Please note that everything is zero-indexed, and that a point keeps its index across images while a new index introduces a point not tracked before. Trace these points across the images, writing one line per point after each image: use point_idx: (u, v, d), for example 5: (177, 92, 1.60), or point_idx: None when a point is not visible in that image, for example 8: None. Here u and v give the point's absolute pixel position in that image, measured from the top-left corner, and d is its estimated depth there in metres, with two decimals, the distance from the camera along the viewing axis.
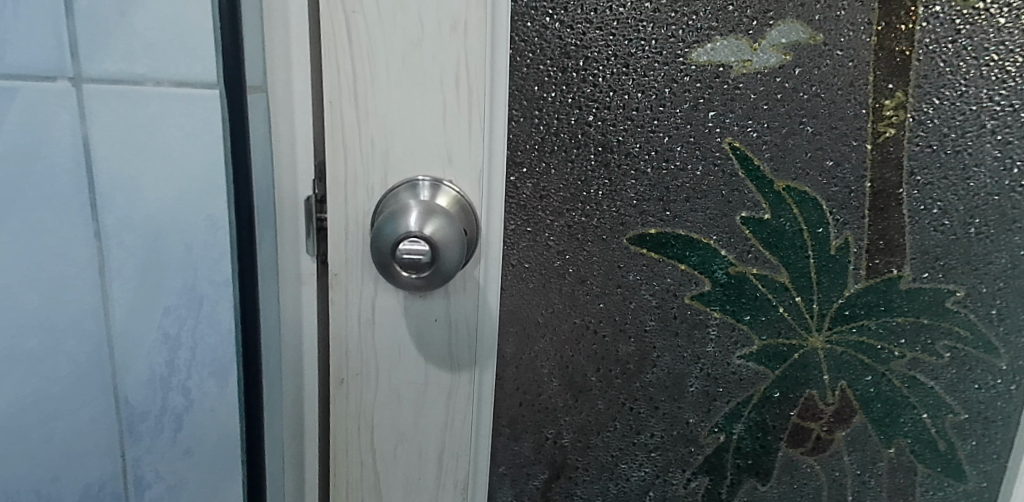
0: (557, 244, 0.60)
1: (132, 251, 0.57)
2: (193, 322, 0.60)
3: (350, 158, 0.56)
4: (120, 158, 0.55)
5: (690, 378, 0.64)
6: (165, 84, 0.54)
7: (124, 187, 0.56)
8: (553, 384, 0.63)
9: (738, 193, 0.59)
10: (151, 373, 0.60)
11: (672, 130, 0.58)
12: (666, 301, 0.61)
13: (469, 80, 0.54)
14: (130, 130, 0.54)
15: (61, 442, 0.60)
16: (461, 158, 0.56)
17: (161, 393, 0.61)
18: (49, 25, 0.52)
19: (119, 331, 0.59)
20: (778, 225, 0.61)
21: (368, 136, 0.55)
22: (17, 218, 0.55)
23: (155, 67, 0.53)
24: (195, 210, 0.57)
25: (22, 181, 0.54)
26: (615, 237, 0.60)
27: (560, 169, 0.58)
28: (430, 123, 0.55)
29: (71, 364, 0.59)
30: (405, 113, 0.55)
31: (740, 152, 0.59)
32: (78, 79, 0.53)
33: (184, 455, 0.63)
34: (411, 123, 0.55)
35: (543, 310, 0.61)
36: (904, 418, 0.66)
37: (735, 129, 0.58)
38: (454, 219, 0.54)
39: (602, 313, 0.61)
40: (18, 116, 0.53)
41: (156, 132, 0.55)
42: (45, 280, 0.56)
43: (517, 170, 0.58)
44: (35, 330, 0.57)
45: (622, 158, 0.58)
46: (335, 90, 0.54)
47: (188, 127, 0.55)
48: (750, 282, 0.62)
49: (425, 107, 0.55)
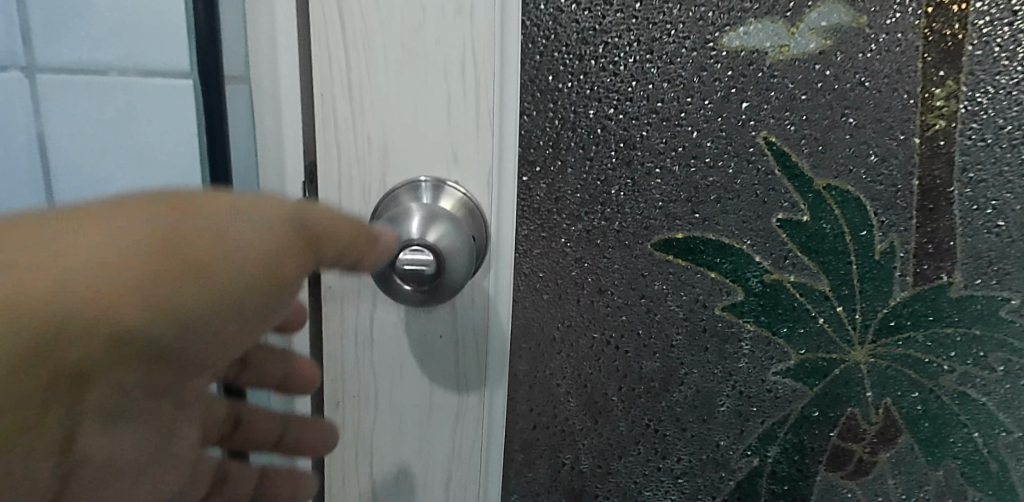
0: (574, 250, 0.54)
1: None
2: None
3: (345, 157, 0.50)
4: (83, 156, 0.51)
5: (721, 397, 0.58)
6: (130, 74, 0.49)
7: (89, 186, 0.52)
8: (571, 405, 0.57)
9: (774, 192, 0.54)
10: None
11: (702, 124, 0.52)
12: (694, 313, 0.56)
13: (477, 69, 0.49)
14: (95, 128, 0.50)
15: None
16: (468, 157, 0.51)
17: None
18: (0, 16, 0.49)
19: None
20: (818, 228, 0.55)
21: (364, 134, 0.50)
22: None
23: (117, 57, 0.49)
24: None
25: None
26: (638, 241, 0.54)
27: (578, 168, 0.52)
28: (433, 118, 0.50)
29: None
30: (405, 107, 0.49)
31: (776, 147, 0.53)
32: (34, 69, 0.50)
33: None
34: (411, 118, 0.49)
35: (560, 323, 0.56)
36: (954, 439, 0.60)
37: (771, 122, 0.52)
38: (460, 223, 0.49)
39: (624, 326, 0.56)
40: None
41: (122, 131, 0.50)
42: None
43: (531, 170, 0.53)
44: None
45: (646, 155, 0.52)
46: (326, 82, 0.49)
47: (160, 120, 0.50)
48: (787, 291, 0.56)
49: (428, 100, 0.49)
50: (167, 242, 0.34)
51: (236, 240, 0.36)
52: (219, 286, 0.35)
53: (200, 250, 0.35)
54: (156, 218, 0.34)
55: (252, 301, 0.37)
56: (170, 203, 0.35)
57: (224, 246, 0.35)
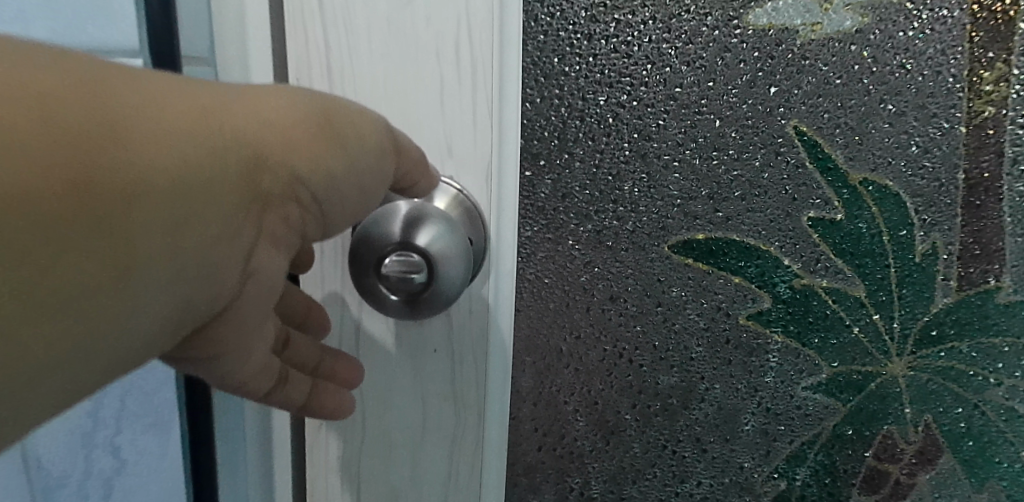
0: (582, 253, 0.48)
1: None
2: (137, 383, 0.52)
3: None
4: None
5: (746, 415, 0.52)
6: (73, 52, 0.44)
7: None
8: (580, 424, 0.52)
9: (805, 188, 0.48)
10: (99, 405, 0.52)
11: (725, 111, 0.46)
12: (716, 323, 0.50)
13: (474, 50, 0.42)
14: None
15: None
16: (462, 151, 0.44)
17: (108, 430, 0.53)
18: None
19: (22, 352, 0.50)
20: (854, 228, 0.50)
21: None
22: None
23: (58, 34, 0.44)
24: None
25: None
26: (653, 243, 0.48)
27: (586, 161, 0.47)
28: (423, 105, 0.43)
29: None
30: (390, 94, 0.43)
31: (807, 138, 0.48)
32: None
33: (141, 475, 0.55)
34: (397, 105, 0.43)
35: (568, 335, 0.50)
36: (1000, 459, 0.54)
37: (802, 109, 0.47)
38: (456, 224, 0.42)
39: (638, 338, 0.50)
40: None
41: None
42: None
43: (540, 164, 0.47)
44: None
45: (662, 147, 0.47)
46: (302, 65, 0.43)
47: None
48: (819, 298, 0.51)
49: (418, 83, 0.43)
50: (317, 123, 0.33)
51: (363, 130, 0.35)
52: (351, 170, 0.34)
53: (344, 123, 0.34)
54: (309, 102, 0.33)
55: (370, 183, 0.36)
56: (314, 97, 0.34)
57: (357, 128, 0.35)
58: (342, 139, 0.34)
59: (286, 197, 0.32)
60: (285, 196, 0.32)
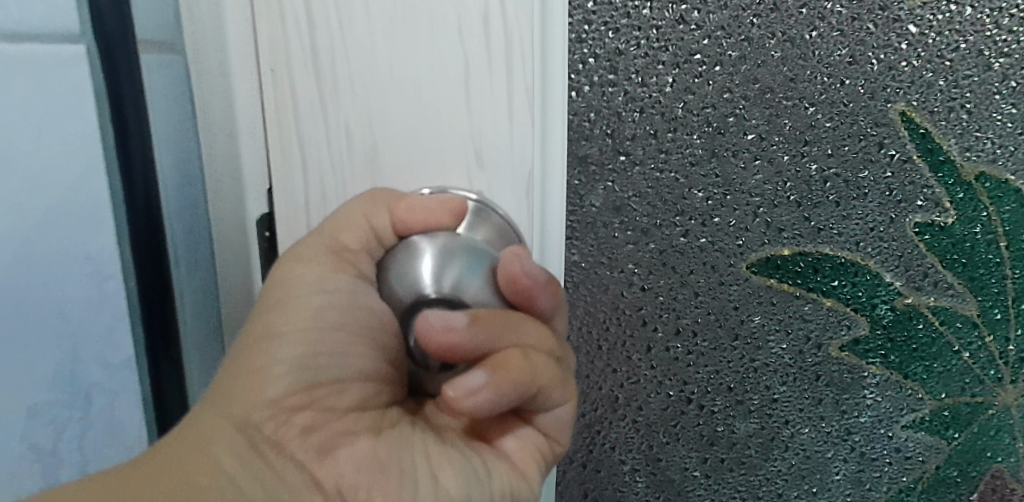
0: (640, 279, 0.39)
1: None
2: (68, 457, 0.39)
3: (304, 167, 0.34)
4: None
5: (837, 463, 0.44)
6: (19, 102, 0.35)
7: None
8: (639, 487, 0.43)
9: (911, 187, 0.39)
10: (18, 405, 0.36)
11: (818, 95, 0.37)
12: (802, 356, 0.41)
13: (515, 25, 0.31)
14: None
15: None
16: (495, 162, 0.33)
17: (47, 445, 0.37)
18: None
19: None
20: (967, 234, 0.40)
21: (340, 130, 0.33)
22: None
23: None
24: None
25: None
26: (727, 263, 0.39)
27: (647, 164, 0.37)
28: (443, 104, 0.32)
29: None
30: (399, 88, 0.32)
31: (914, 124, 0.38)
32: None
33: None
34: (409, 103, 0.32)
35: (624, 380, 0.40)
36: None
37: (910, 87, 0.37)
38: (449, 240, 0.31)
39: (710, 379, 0.40)
40: None
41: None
42: None
43: (593, 171, 0.37)
44: None
45: (742, 142, 0.37)
46: (280, 47, 0.32)
47: None
48: (924, 321, 0.42)
49: (434, 69, 0.32)
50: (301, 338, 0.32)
51: (322, 280, 0.32)
52: (313, 303, 0.32)
53: (307, 309, 0.32)
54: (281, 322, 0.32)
55: (361, 323, 0.33)
56: (283, 307, 0.32)
57: (292, 271, 0.33)
58: (282, 312, 0.32)
59: (296, 389, 0.32)
60: (295, 386, 0.32)
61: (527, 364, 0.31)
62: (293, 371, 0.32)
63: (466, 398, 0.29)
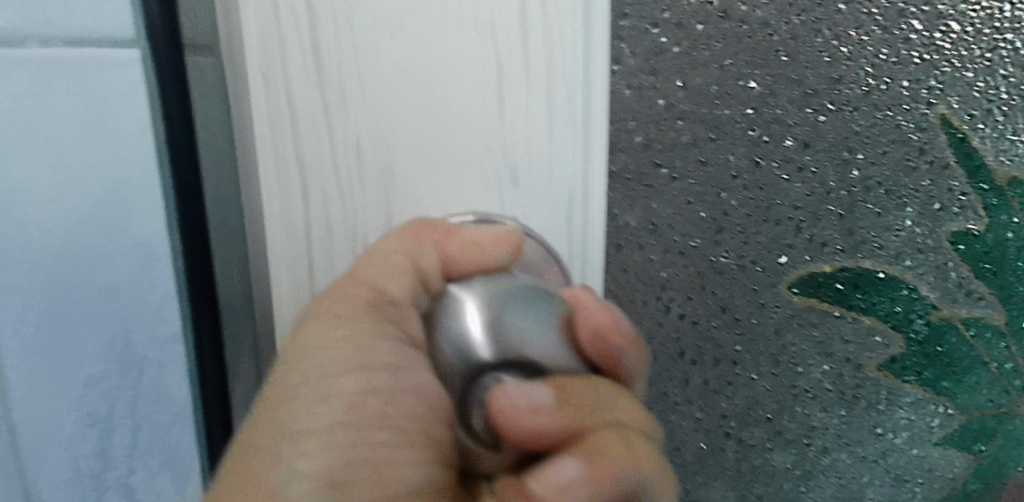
0: (678, 306, 0.35)
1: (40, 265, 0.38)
2: (131, 398, 0.40)
3: (312, 190, 0.32)
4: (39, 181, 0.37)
5: (870, 486, 0.41)
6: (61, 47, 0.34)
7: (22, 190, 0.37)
8: None
9: (948, 193, 0.37)
10: (74, 387, 0.40)
11: (860, 97, 0.34)
12: (843, 380, 0.38)
13: (545, 23, 0.29)
14: (20, 115, 0.35)
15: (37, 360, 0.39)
16: (529, 178, 0.32)
17: (100, 424, 0.40)
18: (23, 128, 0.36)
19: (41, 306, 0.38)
20: (1001, 240, 0.38)
21: (353, 150, 0.31)
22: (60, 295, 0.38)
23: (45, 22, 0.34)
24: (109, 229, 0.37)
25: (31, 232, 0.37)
26: (767, 283, 0.35)
27: (686, 177, 0.33)
28: (468, 117, 0.30)
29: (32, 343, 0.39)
30: (418, 101, 0.30)
31: (953, 127, 0.36)
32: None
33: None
34: (431, 115, 0.30)
35: (659, 416, 0.37)
36: None
37: (950, 87, 0.35)
38: (503, 284, 0.30)
39: (748, 410, 0.37)
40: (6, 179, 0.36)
41: (24, 160, 0.36)
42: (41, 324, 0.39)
43: (631, 187, 0.33)
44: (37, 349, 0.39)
45: (784, 149, 0.34)
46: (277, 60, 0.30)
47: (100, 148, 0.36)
48: (956, 333, 0.39)
49: (453, 73, 0.30)
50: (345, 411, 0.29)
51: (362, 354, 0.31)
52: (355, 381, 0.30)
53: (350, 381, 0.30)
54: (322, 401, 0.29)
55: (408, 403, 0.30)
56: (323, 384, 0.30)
57: (326, 334, 0.31)
58: (319, 383, 0.30)
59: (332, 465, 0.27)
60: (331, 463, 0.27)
61: (630, 450, 0.26)
62: (329, 449, 0.28)
63: (558, 496, 0.24)
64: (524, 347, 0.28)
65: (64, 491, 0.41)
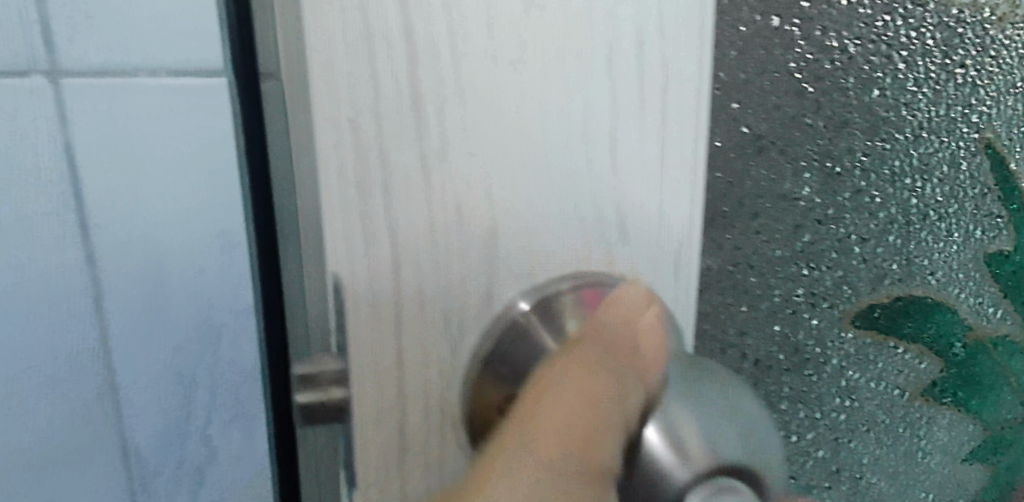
0: (751, 350, 0.32)
1: (132, 273, 0.47)
2: (211, 362, 0.50)
3: (381, 277, 0.22)
4: (128, 186, 0.45)
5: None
6: (159, 74, 0.43)
7: (121, 208, 0.45)
8: None
9: (987, 218, 0.37)
10: (164, 352, 0.50)
11: (919, 124, 0.33)
12: (891, 406, 0.37)
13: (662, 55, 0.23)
14: (102, 130, 0.44)
15: (129, 350, 0.49)
16: (638, 235, 0.25)
17: (187, 380, 0.50)
18: (118, 139, 0.44)
19: (112, 277, 0.47)
20: None
21: (444, 205, 0.22)
22: (146, 287, 0.48)
23: (142, 56, 0.43)
24: (204, 226, 0.47)
25: (124, 225, 0.46)
26: (830, 317, 0.34)
27: (767, 216, 0.30)
28: (579, 162, 0.23)
29: (120, 319, 0.48)
30: (528, 143, 0.22)
31: (994, 154, 0.36)
32: (56, 72, 0.42)
33: (60, 359, 0.48)
34: (536, 157, 0.22)
35: None
36: None
37: (994, 114, 0.35)
38: (693, 418, 0.19)
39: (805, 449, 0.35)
40: (102, 188, 0.45)
41: (128, 187, 0.45)
42: (133, 319, 0.48)
43: (718, 230, 0.30)
44: (129, 339, 0.49)
45: (854, 180, 0.32)
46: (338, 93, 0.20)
47: (196, 164, 0.45)
48: (986, 353, 0.40)
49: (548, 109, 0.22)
50: None
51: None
52: None
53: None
54: None
55: None
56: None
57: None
58: None
59: None
60: None
61: None
62: None
63: None
64: (681, 442, 0.19)
65: (156, 440, 0.52)
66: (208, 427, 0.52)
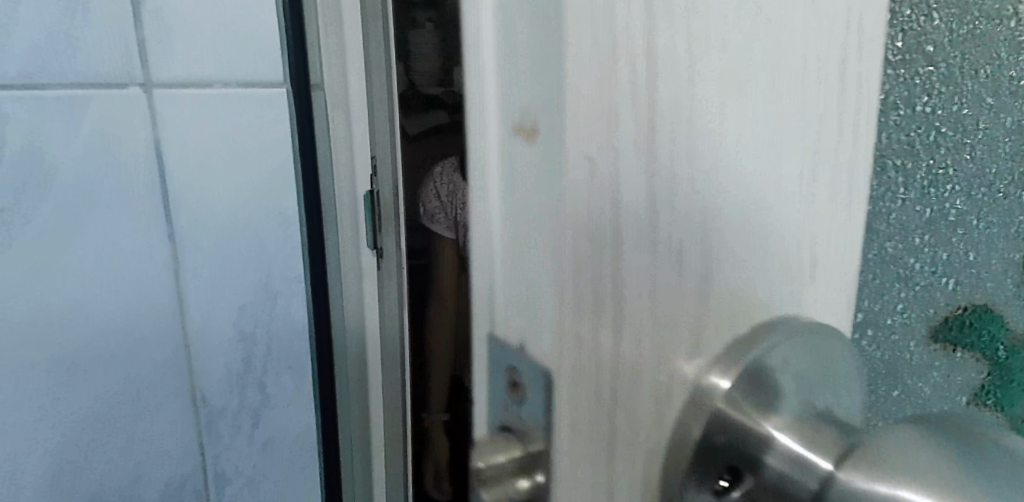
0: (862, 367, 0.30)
1: (204, 239, 0.63)
2: (267, 316, 0.67)
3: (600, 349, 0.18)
4: (199, 173, 0.61)
5: None
6: (231, 85, 0.61)
7: (195, 191, 0.62)
8: None
9: None
10: (232, 308, 0.65)
11: (990, 138, 0.32)
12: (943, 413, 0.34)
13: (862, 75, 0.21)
14: (185, 124, 0.60)
15: (206, 298, 0.64)
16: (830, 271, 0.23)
17: (247, 333, 0.67)
18: (212, 138, 0.61)
19: (188, 233, 0.62)
20: None
21: (664, 258, 0.19)
22: (214, 238, 0.63)
23: (219, 68, 0.60)
24: (267, 205, 0.65)
25: (201, 203, 0.62)
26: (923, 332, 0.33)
27: (882, 244, 0.29)
28: (784, 201, 0.21)
29: (199, 279, 0.63)
30: (747, 174, 0.19)
31: None
32: (149, 85, 0.58)
33: (140, 322, 0.61)
34: (751, 199, 0.20)
35: None
36: None
37: None
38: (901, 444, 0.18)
39: None
40: (183, 170, 0.61)
41: (198, 172, 0.61)
42: (206, 273, 0.64)
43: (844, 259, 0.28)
44: (203, 285, 0.64)
45: (939, 199, 0.31)
46: (576, 136, 0.16)
47: (259, 157, 0.64)
48: None
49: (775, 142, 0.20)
50: None
51: None
52: None
53: None
54: None
55: None
56: None
57: None
58: None
59: None
60: None
61: None
62: None
63: None
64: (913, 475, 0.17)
65: (223, 383, 0.66)
66: (263, 375, 0.68)
